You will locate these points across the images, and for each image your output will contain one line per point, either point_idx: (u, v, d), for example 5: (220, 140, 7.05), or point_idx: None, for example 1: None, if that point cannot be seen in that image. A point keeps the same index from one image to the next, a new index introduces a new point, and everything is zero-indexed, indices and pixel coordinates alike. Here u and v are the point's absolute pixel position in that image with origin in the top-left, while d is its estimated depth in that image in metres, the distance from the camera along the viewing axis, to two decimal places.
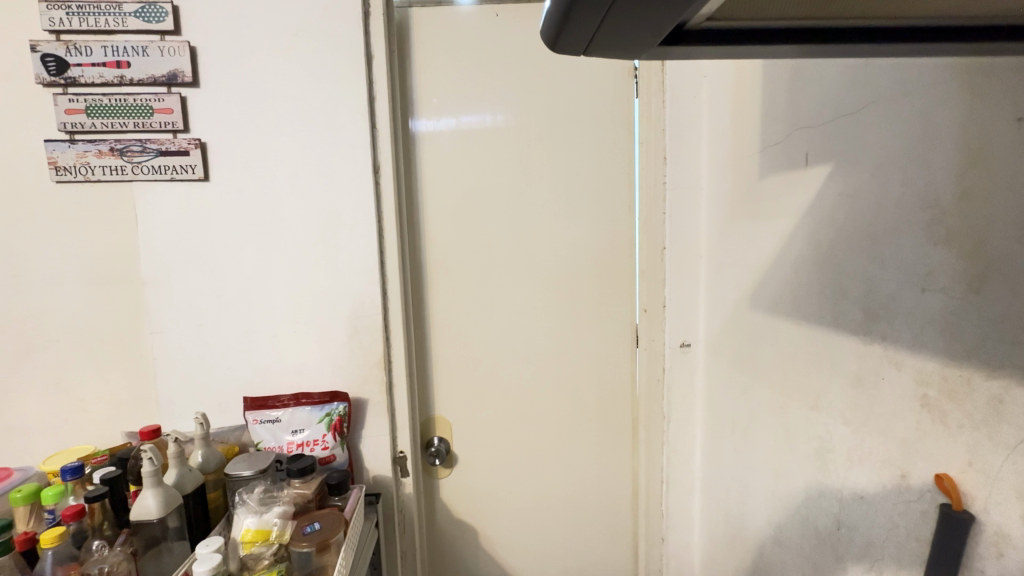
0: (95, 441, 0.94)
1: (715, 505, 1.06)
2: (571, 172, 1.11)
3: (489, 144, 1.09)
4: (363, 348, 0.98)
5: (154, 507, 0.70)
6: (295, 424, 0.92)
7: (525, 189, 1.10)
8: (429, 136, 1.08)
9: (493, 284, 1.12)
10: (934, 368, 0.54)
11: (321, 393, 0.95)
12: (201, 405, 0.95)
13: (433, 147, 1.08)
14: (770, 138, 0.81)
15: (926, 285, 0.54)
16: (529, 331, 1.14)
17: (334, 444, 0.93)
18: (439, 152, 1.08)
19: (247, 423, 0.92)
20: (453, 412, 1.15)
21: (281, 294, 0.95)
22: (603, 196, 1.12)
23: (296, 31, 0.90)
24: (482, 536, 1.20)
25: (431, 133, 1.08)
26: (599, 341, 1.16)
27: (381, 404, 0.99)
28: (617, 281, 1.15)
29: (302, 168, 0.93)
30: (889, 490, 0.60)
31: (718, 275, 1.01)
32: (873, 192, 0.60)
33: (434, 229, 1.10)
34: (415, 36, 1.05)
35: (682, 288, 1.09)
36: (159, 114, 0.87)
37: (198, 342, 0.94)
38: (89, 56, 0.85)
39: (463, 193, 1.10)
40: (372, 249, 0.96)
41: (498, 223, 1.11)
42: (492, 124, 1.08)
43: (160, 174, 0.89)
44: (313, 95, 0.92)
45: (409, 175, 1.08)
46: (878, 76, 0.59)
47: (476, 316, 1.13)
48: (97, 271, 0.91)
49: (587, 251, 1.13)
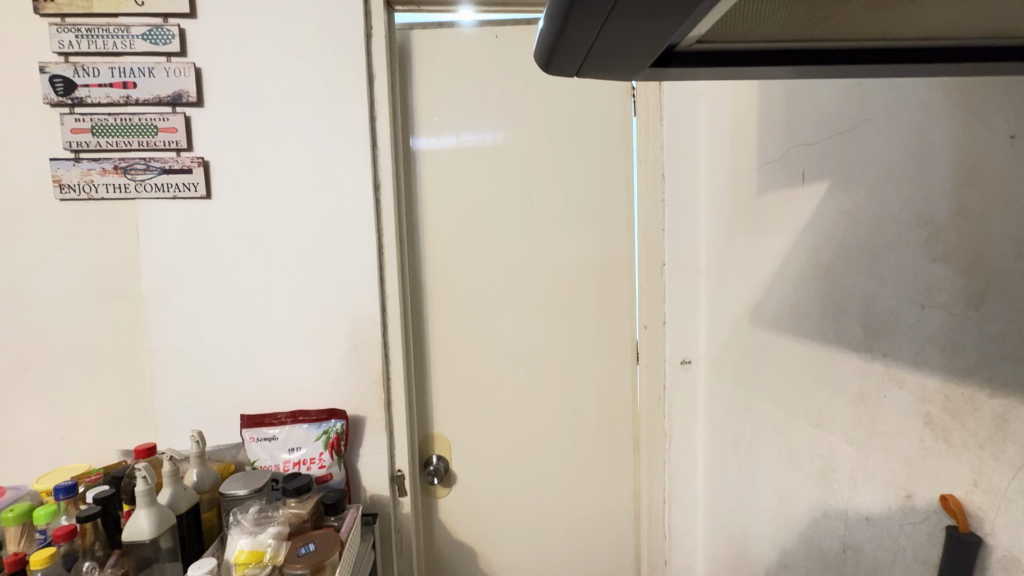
0: (91, 459, 0.93)
1: (718, 526, 1.04)
2: (571, 189, 1.12)
3: (489, 163, 1.10)
4: (363, 365, 0.98)
5: (146, 527, 0.69)
6: (292, 441, 0.91)
7: (525, 206, 1.11)
8: (429, 154, 1.09)
9: (492, 300, 1.12)
10: (936, 386, 0.53)
11: (319, 410, 0.94)
12: (198, 423, 0.94)
13: (435, 166, 1.09)
14: (767, 156, 0.82)
15: (927, 302, 0.54)
16: (530, 348, 1.14)
17: (331, 463, 0.91)
18: (439, 170, 1.09)
19: (244, 441, 0.91)
20: (453, 430, 1.14)
21: (281, 310, 0.95)
22: (602, 213, 1.13)
23: (300, 52, 0.92)
24: (482, 557, 1.18)
25: (431, 152, 1.09)
26: (599, 358, 1.16)
27: (379, 421, 0.98)
28: (617, 298, 1.15)
29: (303, 185, 0.94)
30: (895, 511, 0.59)
31: (718, 291, 1.00)
32: (870, 209, 0.60)
33: (434, 245, 1.10)
34: (416, 56, 1.07)
35: (682, 304, 1.09)
36: (164, 133, 0.88)
37: (196, 358, 0.94)
38: (97, 77, 0.87)
39: (464, 209, 1.10)
40: (372, 265, 0.96)
41: (498, 240, 1.11)
42: (492, 142, 1.10)
43: (163, 191, 0.90)
44: (316, 115, 0.93)
45: (409, 192, 1.09)
46: (873, 95, 0.60)
47: (476, 332, 1.13)
48: (97, 287, 0.91)
49: (586, 267, 1.13)
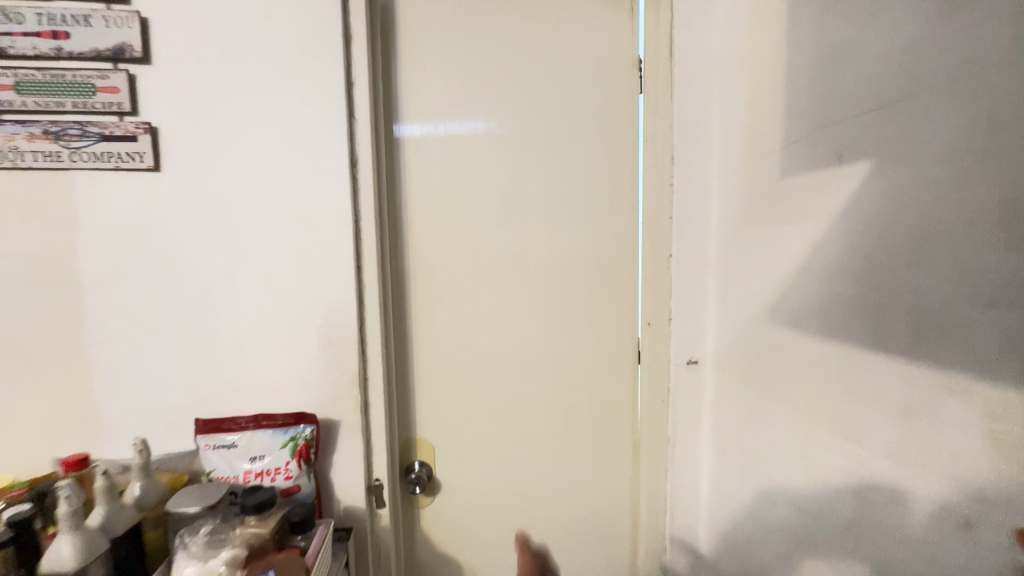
0: (19, 468, 0.81)
1: (724, 541, 0.96)
2: (570, 172, 1.02)
3: (483, 143, 1.00)
4: (336, 363, 0.87)
5: (68, 558, 0.58)
6: (254, 450, 0.81)
7: (520, 190, 1.01)
8: (415, 132, 0.98)
9: (483, 293, 1.02)
10: (1011, 398, 0.45)
11: (286, 414, 0.84)
12: (145, 429, 0.83)
13: (422, 147, 0.98)
14: (795, 133, 0.73)
15: (997, 299, 0.45)
16: (523, 347, 1.04)
17: (298, 473, 0.81)
18: (427, 151, 0.99)
19: (199, 448, 0.81)
20: (438, 434, 1.04)
21: (246, 300, 0.84)
22: (604, 198, 1.03)
23: (266, 5, 0.80)
24: (467, 571, 1.09)
25: (418, 130, 0.98)
26: (597, 357, 1.07)
27: (355, 426, 0.88)
28: (618, 292, 1.06)
29: (269, 159, 0.82)
30: (948, 542, 0.51)
31: (729, 286, 0.92)
32: (928, 189, 0.51)
33: (418, 232, 1.00)
34: (401, 20, 0.96)
35: (689, 299, 1.00)
36: (103, 93, 0.76)
37: (144, 353, 0.82)
38: (22, 25, 0.74)
39: (453, 192, 1.00)
40: (348, 251, 0.86)
41: (490, 229, 1.01)
42: (486, 120, 0.99)
43: (102, 161, 0.77)
44: (284, 80, 0.82)
45: (393, 174, 0.98)
46: (932, 55, 0.50)
47: (465, 327, 1.03)
48: (24, 271, 0.79)
49: (586, 258, 1.04)
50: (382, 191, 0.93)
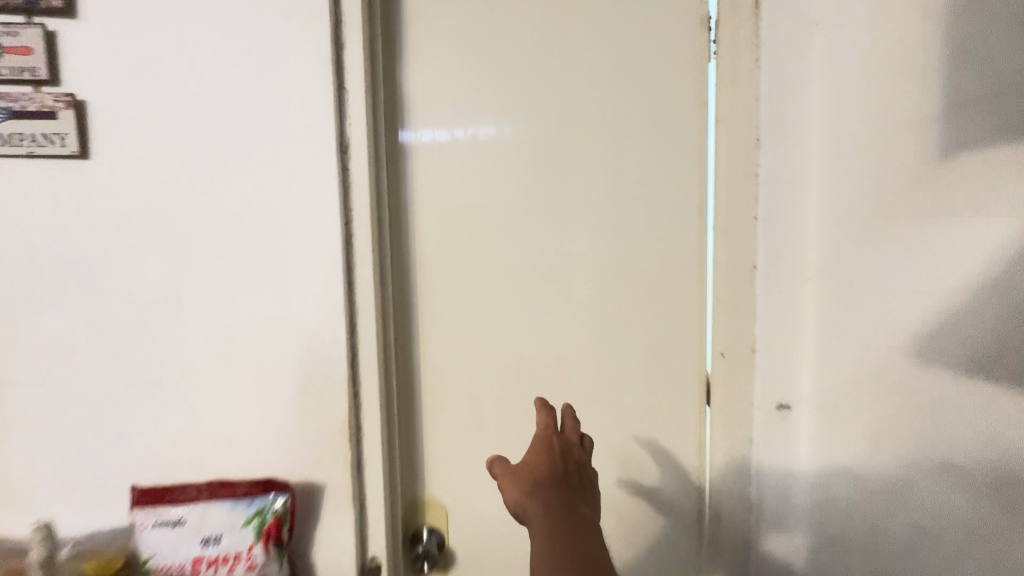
0: None
1: None
2: (618, 159, 0.78)
3: (505, 136, 0.77)
4: (318, 409, 0.67)
5: None
6: (207, 528, 0.62)
7: (556, 183, 0.77)
8: (421, 125, 0.76)
9: (510, 318, 0.79)
10: None
11: (250, 480, 0.64)
12: (69, 494, 0.64)
13: (429, 143, 0.76)
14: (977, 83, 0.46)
15: None
16: (558, 389, 0.80)
17: (266, 560, 0.62)
18: (436, 148, 0.77)
19: (136, 526, 0.62)
20: (448, 499, 0.81)
21: (200, 329, 0.64)
22: (663, 192, 0.78)
23: None
24: None
25: (425, 121, 0.76)
26: (653, 399, 0.81)
27: (343, 491, 0.68)
28: (679, 312, 0.80)
29: (231, 144, 0.63)
30: None
31: (842, 313, 0.64)
32: None
33: (428, 238, 0.77)
34: None
35: (779, 327, 0.74)
36: (11, 56, 0.58)
37: (67, 396, 0.63)
38: None
39: (473, 186, 0.77)
40: (336, 264, 0.66)
41: (514, 246, 0.78)
42: (510, 104, 0.76)
43: (11, 144, 0.59)
44: (251, 41, 0.63)
45: (394, 176, 0.77)
46: None
47: (487, 362, 0.79)
48: None
49: (639, 272, 0.79)
50: (378, 200, 0.71)
